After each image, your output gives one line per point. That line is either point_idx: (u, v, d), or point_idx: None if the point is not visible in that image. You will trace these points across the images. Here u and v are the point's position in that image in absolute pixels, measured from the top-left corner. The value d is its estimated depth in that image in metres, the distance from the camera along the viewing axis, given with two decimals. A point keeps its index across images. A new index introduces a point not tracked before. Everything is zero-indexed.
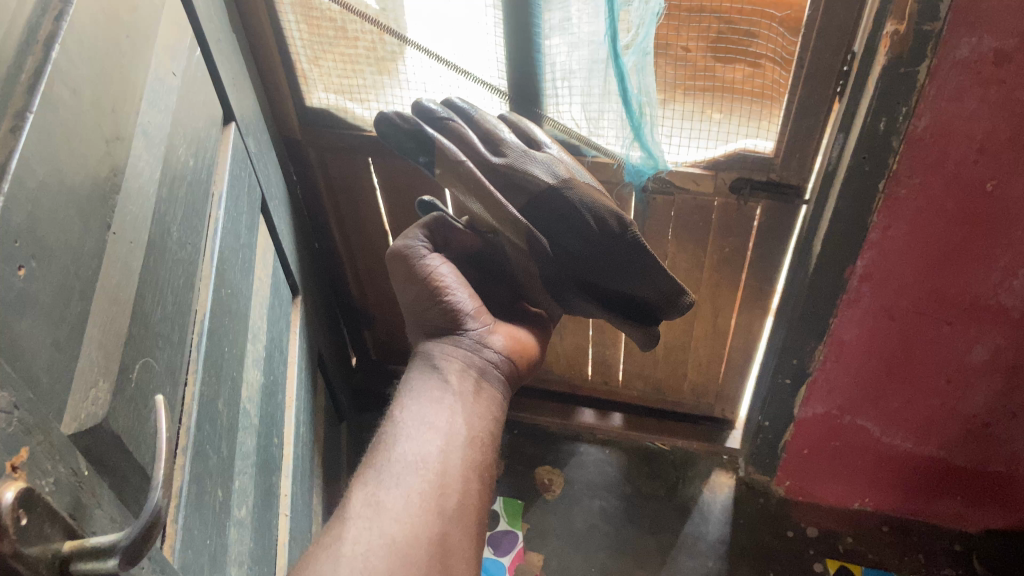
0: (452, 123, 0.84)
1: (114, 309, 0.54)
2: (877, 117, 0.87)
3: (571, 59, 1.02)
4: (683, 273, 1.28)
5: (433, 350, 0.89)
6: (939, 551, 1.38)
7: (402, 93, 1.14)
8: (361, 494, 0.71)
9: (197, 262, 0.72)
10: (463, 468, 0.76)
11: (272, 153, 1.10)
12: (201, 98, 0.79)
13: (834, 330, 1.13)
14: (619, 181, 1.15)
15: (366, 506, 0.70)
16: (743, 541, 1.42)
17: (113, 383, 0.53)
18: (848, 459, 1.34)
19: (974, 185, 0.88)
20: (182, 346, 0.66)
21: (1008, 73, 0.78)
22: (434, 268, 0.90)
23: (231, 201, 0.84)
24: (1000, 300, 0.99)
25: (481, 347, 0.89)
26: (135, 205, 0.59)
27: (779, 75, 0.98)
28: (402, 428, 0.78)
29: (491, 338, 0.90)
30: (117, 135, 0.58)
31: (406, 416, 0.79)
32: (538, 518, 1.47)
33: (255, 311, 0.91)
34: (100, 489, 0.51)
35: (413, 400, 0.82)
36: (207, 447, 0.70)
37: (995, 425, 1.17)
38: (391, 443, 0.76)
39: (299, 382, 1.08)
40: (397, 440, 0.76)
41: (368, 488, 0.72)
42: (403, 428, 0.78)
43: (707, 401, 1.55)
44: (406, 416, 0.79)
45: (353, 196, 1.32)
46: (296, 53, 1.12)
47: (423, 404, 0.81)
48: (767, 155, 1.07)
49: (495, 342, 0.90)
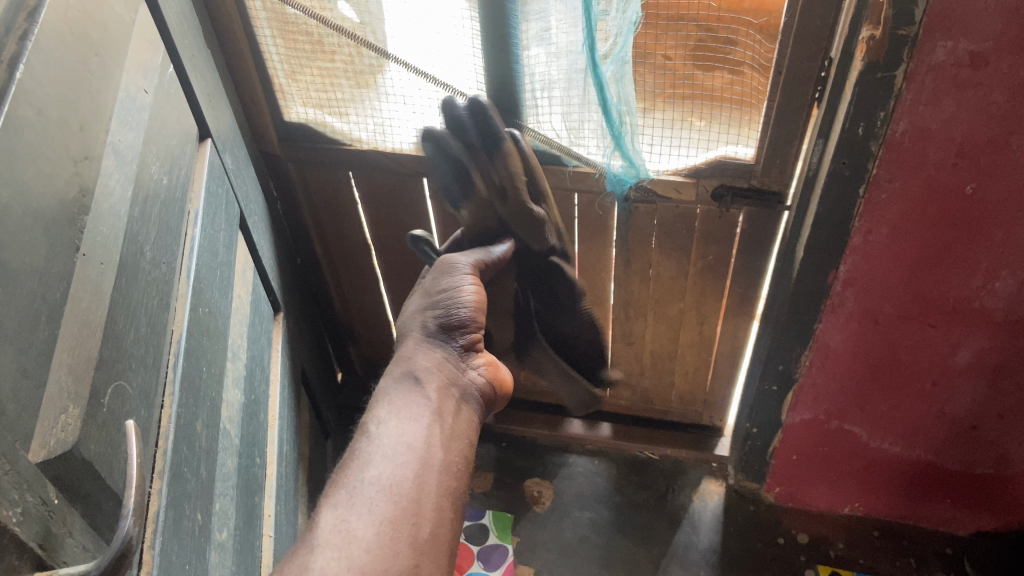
0: (482, 153, 0.86)
1: (84, 332, 0.53)
2: (856, 122, 0.87)
3: (550, 68, 1.01)
4: (667, 282, 1.28)
5: (420, 362, 0.87)
6: (931, 555, 1.38)
7: (382, 106, 1.13)
8: (326, 518, 0.69)
9: (171, 281, 0.71)
10: (435, 493, 0.74)
11: (250, 168, 1.08)
12: (174, 114, 0.78)
13: (819, 335, 1.12)
14: (600, 191, 1.15)
15: (331, 532, 0.68)
16: (734, 549, 1.41)
17: (84, 409, 0.51)
18: (836, 464, 1.34)
19: (953, 189, 0.89)
20: (156, 368, 0.65)
21: (984, 76, 0.79)
22: (468, 299, 0.86)
23: (208, 219, 0.83)
24: (983, 303, 0.99)
25: (465, 367, 0.89)
26: (105, 226, 0.58)
27: (759, 82, 0.98)
28: (376, 439, 0.78)
29: (475, 361, 0.90)
30: (85, 154, 0.57)
31: (382, 429, 0.79)
32: (527, 532, 1.46)
33: (234, 330, 0.90)
34: (71, 516, 0.49)
35: (388, 411, 0.82)
36: (184, 469, 0.68)
37: (982, 427, 1.17)
38: (365, 452, 0.76)
39: (282, 400, 1.07)
40: (371, 450, 0.76)
41: (335, 512, 0.70)
42: (381, 440, 0.78)
43: (695, 409, 1.54)
44: (383, 427, 0.79)
45: (333, 210, 1.31)
46: (273, 67, 1.11)
47: (409, 416, 0.81)
48: (747, 161, 1.07)
49: (477, 365, 0.90)
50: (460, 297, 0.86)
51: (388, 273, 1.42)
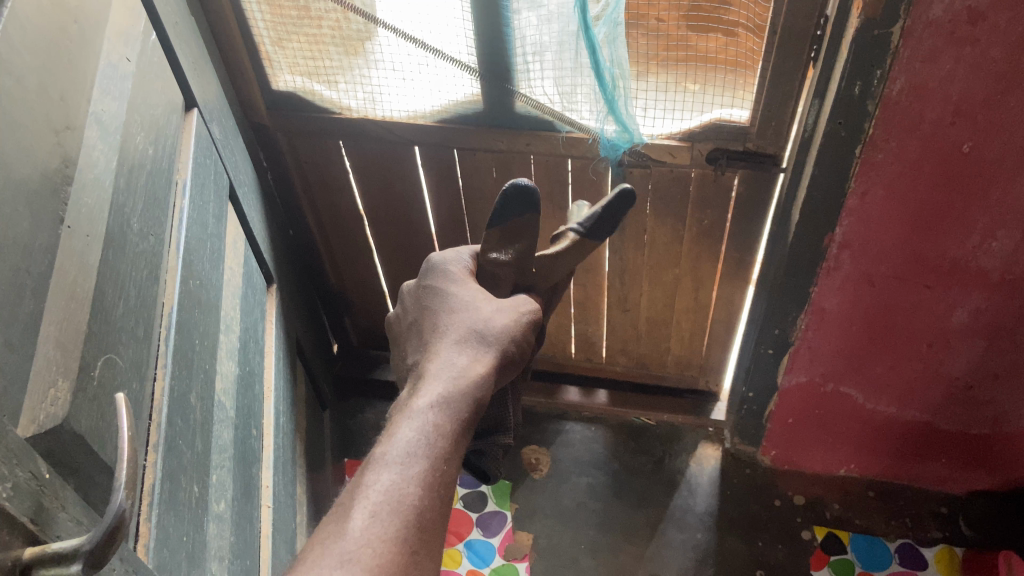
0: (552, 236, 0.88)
1: (71, 305, 0.52)
2: (852, 81, 0.86)
3: (541, 33, 1.00)
4: (662, 247, 1.27)
5: (487, 389, 0.70)
6: (927, 514, 1.39)
7: (371, 73, 1.11)
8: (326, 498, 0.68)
9: (161, 254, 0.70)
10: None
11: (238, 138, 1.07)
12: (159, 84, 0.77)
13: (815, 298, 1.12)
14: (593, 156, 1.13)
15: None
16: (731, 512, 1.42)
17: (74, 382, 0.51)
18: (833, 427, 1.35)
19: (950, 148, 0.88)
20: (147, 342, 0.64)
21: (982, 33, 0.78)
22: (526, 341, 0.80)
23: (196, 190, 0.81)
24: (979, 263, 0.99)
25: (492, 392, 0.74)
26: (90, 197, 0.57)
27: (754, 43, 0.96)
28: (425, 421, 0.65)
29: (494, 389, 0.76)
30: (68, 124, 0.55)
31: (433, 409, 0.66)
32: (526, 498, 1.47)
33: (227, 302, 0.89)
34: (63, 491, 0.48)
35: (440, 385, 0.68)
36: (179, 442, 0.68)
37: (978, 387, 1.18)
38: (404, 433, 0.63)
39: (277, 371, 1.07)
40: (411, 435, 0.64)
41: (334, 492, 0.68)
42: (436, 427, 0.65)
43: (691, 373, 1.55)
44: (433, 403, 0.66)
45: (325, 179, 1.30)
46: (259, 35, 1.09)
47: (465, 405, 0.67)
48: (742, 124, 1.06)
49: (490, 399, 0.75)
50: (525, 359, 0.77)
51: (381, 244, 1.41)
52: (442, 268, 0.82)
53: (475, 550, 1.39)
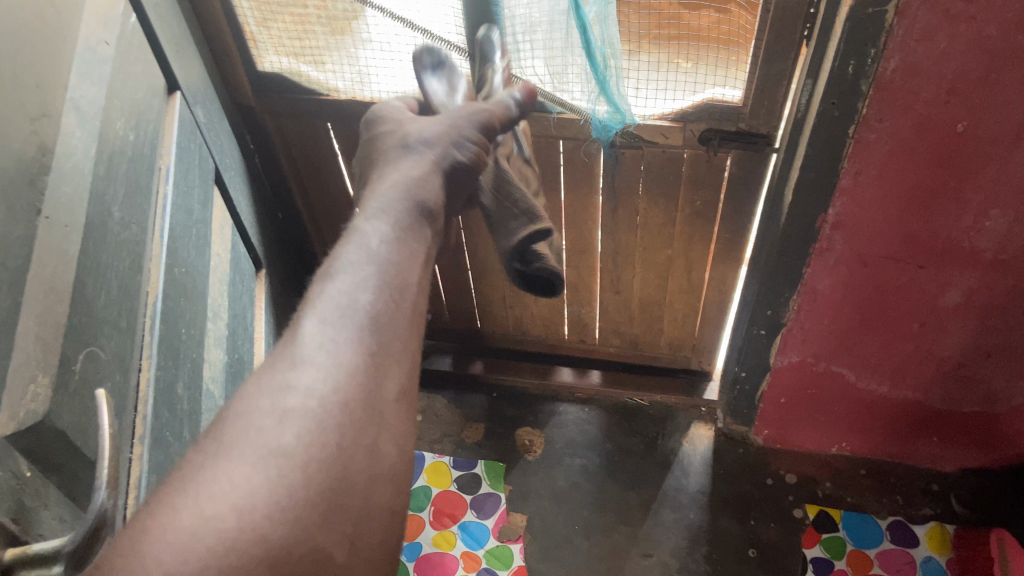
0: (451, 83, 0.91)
1: (50, 299, 0.51)
2: (845, 61, 0.85)
3: (531, 10, 0.98)
4: (656, 228, 1.26)
5: (433, 191, 0.67)
6: (918, 492, 1.40)
7: (360, 53, 1.09)
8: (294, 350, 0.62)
9: (144, 241, 0.69)
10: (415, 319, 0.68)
11: (224, 120, 1.05)
12: (138, 65, 0.75)
13: (808, 279, 1.12)
14: (585, 137, 1.12)
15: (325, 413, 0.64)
16: (724, 491, 1.42)
17: (55, 377, 0.50)
18: (825, 405, 1.35)
19: (944, 128, 0.87)
20: (131, 333, 0.63)
21: (977, 10, 0.76)
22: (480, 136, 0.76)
23: (180, 173, 0.80)
24: (973, 242, 0.98)
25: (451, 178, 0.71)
26: (69, 186, 0.55)
27: (747, 20, 0.95)
28: (372, 235, 0.59)
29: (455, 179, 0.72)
30: (44, 112, 0.54)
31: (377, 232, 0.59)
32: (519, 480, 1.47)
33: (215, 288, 0.88)
34: (46, 488, 0.49)
35: (381, 199, 0.64)
36: (165, 433, 0.67)
37: (971, 366, 1.18)
38: (348, 248, 0.58)
39: (267, 358, 1.06)
40: (358, 247, 0.58)
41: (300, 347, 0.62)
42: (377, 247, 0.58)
43: (684, 354, 1.55)
44: (375, 216, 0.61)
45: (314, 162, 1.28)
46: (243, 16, 1.07)
47: (400, 221, 0.61)
48: (735, 104, 1.05)
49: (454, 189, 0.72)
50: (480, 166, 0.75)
51: None
52: (369, 115, 0.79)
53: (468, 532, 1.39)
